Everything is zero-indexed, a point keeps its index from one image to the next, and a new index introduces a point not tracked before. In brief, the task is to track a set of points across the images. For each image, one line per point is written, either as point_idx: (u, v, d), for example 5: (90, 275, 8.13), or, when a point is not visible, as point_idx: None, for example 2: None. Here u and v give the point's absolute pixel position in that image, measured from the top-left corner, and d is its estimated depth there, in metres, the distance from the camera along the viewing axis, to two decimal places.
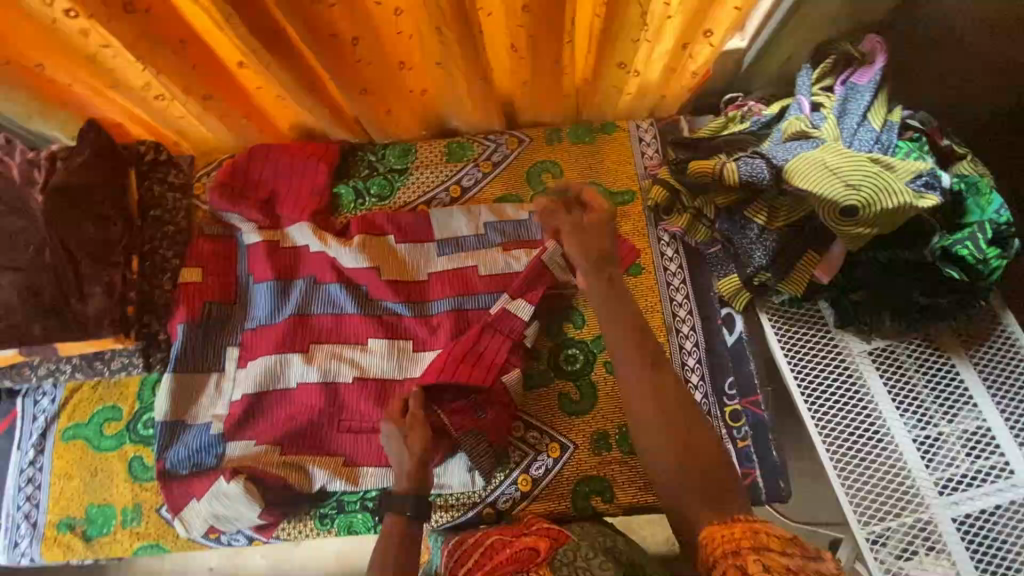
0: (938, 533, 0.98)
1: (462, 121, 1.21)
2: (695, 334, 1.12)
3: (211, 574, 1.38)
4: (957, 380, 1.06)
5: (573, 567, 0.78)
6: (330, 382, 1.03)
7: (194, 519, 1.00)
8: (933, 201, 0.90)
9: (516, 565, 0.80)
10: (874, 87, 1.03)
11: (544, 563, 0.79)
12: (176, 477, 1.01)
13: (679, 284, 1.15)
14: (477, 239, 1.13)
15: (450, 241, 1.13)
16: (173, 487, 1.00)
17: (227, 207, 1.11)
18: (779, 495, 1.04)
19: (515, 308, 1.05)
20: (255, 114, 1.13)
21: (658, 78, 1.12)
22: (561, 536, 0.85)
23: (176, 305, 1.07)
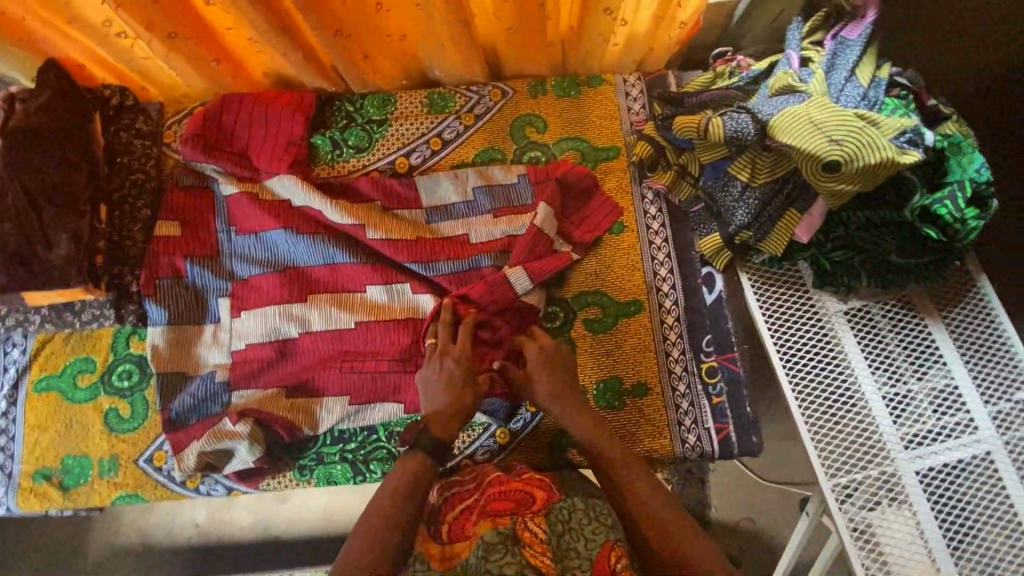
0: (902, 485, 1.01)
1: (442, 70, 1.17)
2: (675, 294, 1.12)
3: (197, 529, 1.40)
4: (929, 340, 1.08)
5: (567, 525, 0.89)
6: (325, 334, 1.05)
7: (189, 463, 0.99)
8: (915, 158, 0.90)
9: (512, 508, 0.90)
10: (864, 42, 1.00)
11: (539, 514, 0.89)
12: (182, 425, 1.02)
13: (661, 243, 1.14)
14: (466, 205, 1.13)
15: (439, 208, 1.13)
16: (179, 433, 1.01)
17: (200, 157, 1.08)
18: (751, 448, 1.07)
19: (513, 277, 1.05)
20: (226, 57, 1.08)
21: (647, 28, 1.08)
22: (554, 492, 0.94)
23: (160, 258, 1.06)
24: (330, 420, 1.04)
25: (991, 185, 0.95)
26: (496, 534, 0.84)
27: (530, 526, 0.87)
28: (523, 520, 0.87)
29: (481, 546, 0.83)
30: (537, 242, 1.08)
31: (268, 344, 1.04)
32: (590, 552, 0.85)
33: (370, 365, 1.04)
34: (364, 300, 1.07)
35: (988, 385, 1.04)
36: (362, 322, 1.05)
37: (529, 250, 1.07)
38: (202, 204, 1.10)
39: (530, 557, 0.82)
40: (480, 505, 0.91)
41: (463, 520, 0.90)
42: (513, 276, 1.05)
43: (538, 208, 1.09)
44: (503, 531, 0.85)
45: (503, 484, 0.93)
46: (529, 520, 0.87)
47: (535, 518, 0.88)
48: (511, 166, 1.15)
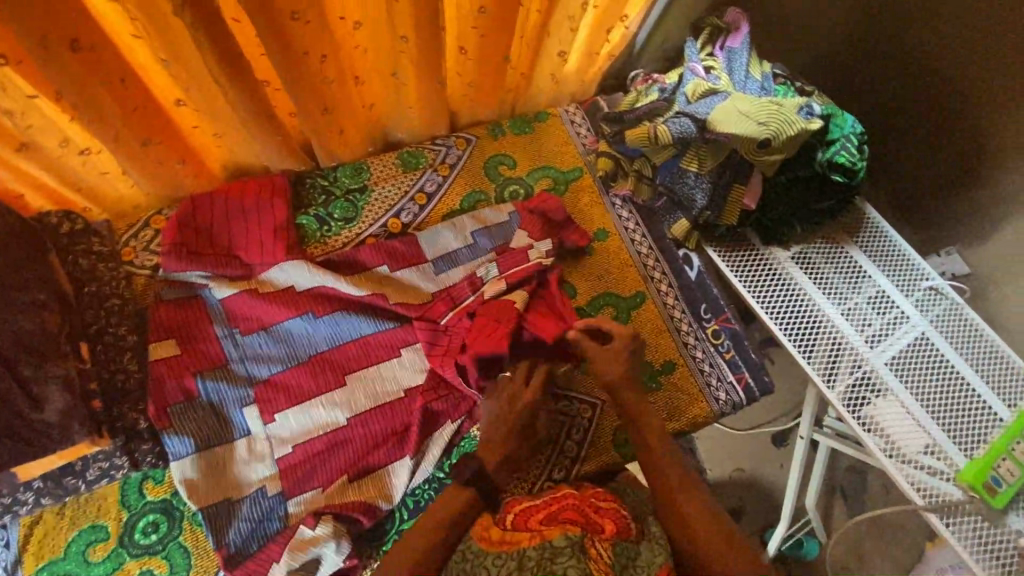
0: (880, 377, 1.25)
1: (408, 131, 1.23)
2: (667, 277, 1.28)
3: None
4: (853, 261, 1.37)
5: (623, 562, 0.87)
6: (379, 405, 1.04)
7: None
8: (818, 124, 1.16)
9: (581, 523, 0.90)
10: (747, 47, 1.27)
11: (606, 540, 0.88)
12: (245, 556, 0.91)
13: (640, 238, 1.30)
14: (469, 250, 1.19)
15: (444, 257, 1.17)
16: (245, 565, 0.90)
17: (187, 266, 1.02)
18: (767, 387, 1.23)
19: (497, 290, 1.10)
20: (193, 156, 1.02)
21: (578, 64, 1.25)
22: (623, 527, 0.92)
23: (166, 384, 0.95)
24: (402, 487, 1.00)
25: (864, 135, 1.26)
26: (565, 539, 0.84)
27: (596, 545, 0.87)
28: (591, 538, 0.88)
29: (548, 547, 0.84)
30: (530, 268, 1.13)
31: (317, 438, 1.00)
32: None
33: (428, 425, 1.05)
34: (401, 363, 1.08)
35: (902, 283, 1.35)
36: (410, 386, 1.06)
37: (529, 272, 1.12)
38: (198, 315, 1.02)
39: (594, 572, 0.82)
40: (550, 513, 0.92)
41: (530, 517, 0.91)
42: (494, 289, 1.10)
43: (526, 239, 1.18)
44: (571, 537, 0.85)
45: (586, 504, 0.94)
46: (596, 540, 0.87)
47: (601, 541, 0.88)
48: (498, 205, 1.23)
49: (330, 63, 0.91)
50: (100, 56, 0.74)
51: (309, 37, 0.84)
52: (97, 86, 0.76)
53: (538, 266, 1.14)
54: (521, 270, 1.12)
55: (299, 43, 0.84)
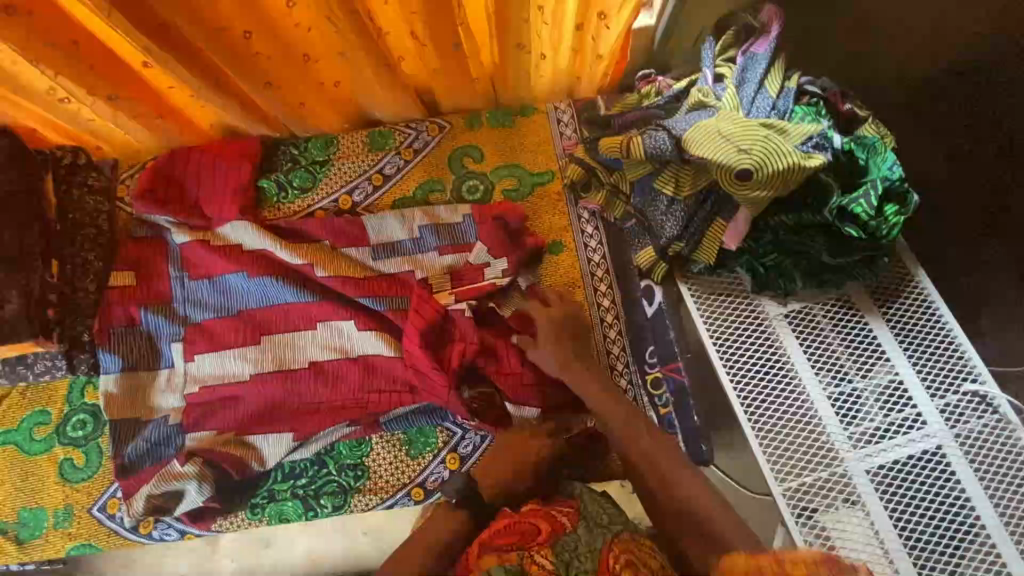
0: (853, 485, 1.00)
1: (382, 111, 1.23)
2: (615, 309, 1.16)
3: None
4: (870, 336, 1.10)
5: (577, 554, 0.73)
6: (285, 369, 1.10)
7: (137, 505, 1.03)
8: (817, 162, 0.92)
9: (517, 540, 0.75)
10: (769, 56, 1.05)
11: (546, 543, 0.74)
12: (134, 471, 1.05)
13: (599, 259, 1.18)
14: (413, 242, 1.17)
15: (385, 242, 1.17)
16: (129, 477, 1.04)
17: (152, 210, 1.14)
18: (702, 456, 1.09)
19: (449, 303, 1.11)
20: (171, 113, 1.13)
21: (567, 63, 1.14)
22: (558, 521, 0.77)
23: (113, 309, 1.11)
24: (277, 456, 1.07)
25: (904, 181, 1.00)
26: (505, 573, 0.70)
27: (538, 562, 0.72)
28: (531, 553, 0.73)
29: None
30: (484, 286, 1.12)
31: (220, 386, 1.09)
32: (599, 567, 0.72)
33: (321, 404, 1.09)
34: (314, 336, 1.12)
35: (932, 378, 1.06)
36: (314, 361, 1.10)
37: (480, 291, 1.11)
38: (156, 253, 1.16)
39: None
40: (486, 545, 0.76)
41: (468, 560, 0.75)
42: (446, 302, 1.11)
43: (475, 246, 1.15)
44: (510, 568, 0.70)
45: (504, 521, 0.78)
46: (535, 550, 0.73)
47: (541, 550, 0.74)
48: (455, 205, 1.19)
49: (255, 40, 0.94)
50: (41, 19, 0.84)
51: (228, 11, 0.88)
52: (46, 45, 0.87)
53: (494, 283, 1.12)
54: (473, 288, 1.12)
55: (215, 17, 0.88)
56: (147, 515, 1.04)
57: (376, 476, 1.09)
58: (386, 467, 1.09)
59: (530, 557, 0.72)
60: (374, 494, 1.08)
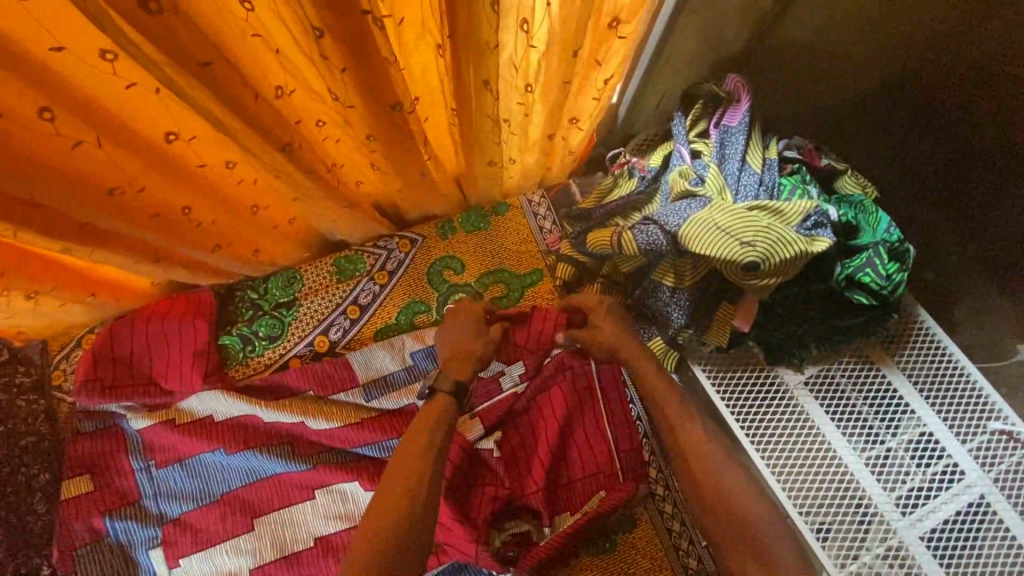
0: (911, 555, 0.97)
1: (346, 235, 1.11)
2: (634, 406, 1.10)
3: None
4: (890, 390, 1.07)
5: None
6: (289, 554, 0.98)
7: None
8: (826, 243, 0.90)
9: None
10: (746, 128, 1.03)
11: None
12: None
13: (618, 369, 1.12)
14: (407, 372, 1.07)
15: (376, 383, 1.06)
16: None
17: (104, 400, 1.01)
18: None
19: (469, 427, 1.05)
20: (104, 288, 0.98)
21: (537, 162, 1.07)
22: None
23: (73, 527, 0.96)
24: None
25: (902, 240, 0.99)
26: None
27: None
28: None
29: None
30: (502, 402, 1.07)
31: None
32: None
33: None
34: (314, 506, 1.00)
35: (959, 423, 1.04)
36: (320, 536, 0.98)
37: (501, 408, 1.06)
38: (114, 447, 1.01)
39: None
40: None
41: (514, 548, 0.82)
42: (469, 428, 1.05)
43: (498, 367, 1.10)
44: None
45: None
46: None
47: None
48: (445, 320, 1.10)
49: (197, 212, 0.83)
50: None
51: (160, 193, 0.76)
52: None
53: (512, 394, 1.07)
54: (495, 408, 1.06)
55: (146, 204, 0.76)
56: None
57: None
58: None
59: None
60: None
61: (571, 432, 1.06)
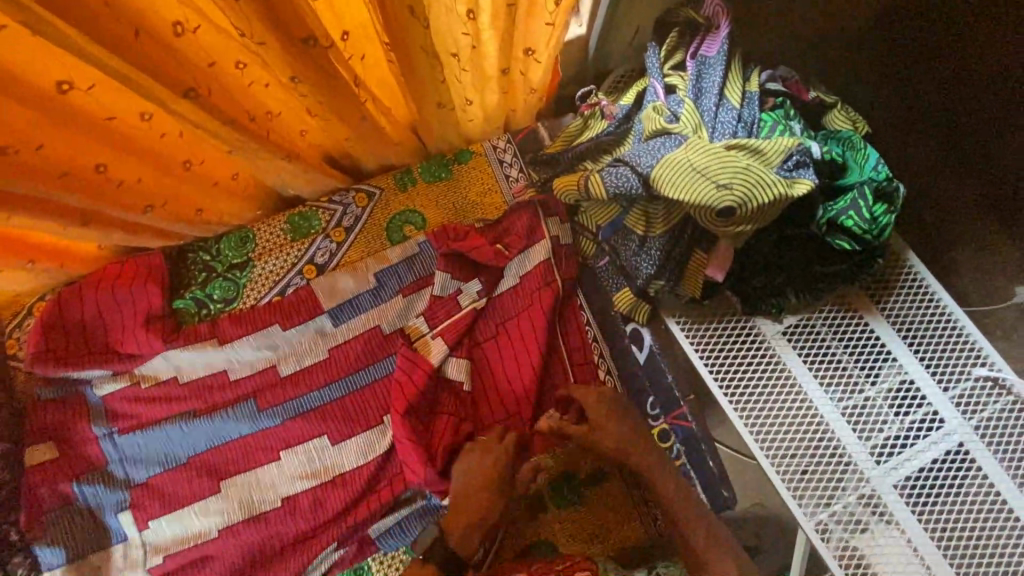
0: (883, 503, 0.96)
1: (299, 190, 1.05)
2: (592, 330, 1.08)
3: None
4: (873, 338, 1.03)
5: None
6: (257, 514, 0.98)
7: None
8: (808, 186, 0.82)
9: None
10: (725, 58, 0.93)
11: None
12: None
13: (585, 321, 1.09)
14: (372, 294, 1.05)
15: (342, 304, 1.04)
16: None
17: (59, 370, 0.98)
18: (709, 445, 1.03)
19: (430, 350, 1.02)
20: (42, 255, 0.93)
21: (499, 102, 0.98)
22: None
23: (40, 496, 0.96)
24: None
25: (891, 178, 0.91)
26: None
27: None
28: None
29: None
30: (462, 320, 1.03)
31: (188, 550, 0.96)
32: None
33: (309, 542, 0.96)
34: (281, 467, 0.99)
35: (942, 370, 1.00)
36: (287, 496, 0.98)
37: (463, 324, 1.03)
38: (75, 414, 0.99)
39: None
40: None
41: None
42: (432, 348, 1.02)
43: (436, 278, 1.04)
44: None
45: None
46: None
47: None
48: (405, 242, 1.07)
49: (116, 168, 0.77)
50: None
51: (70, 149, 0.70)
52: None
53: (472, 312, 1.04)
54: (458, 324, 1.03)
55: (52, 162, 0.69)
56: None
57: None
58: None
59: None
60: None
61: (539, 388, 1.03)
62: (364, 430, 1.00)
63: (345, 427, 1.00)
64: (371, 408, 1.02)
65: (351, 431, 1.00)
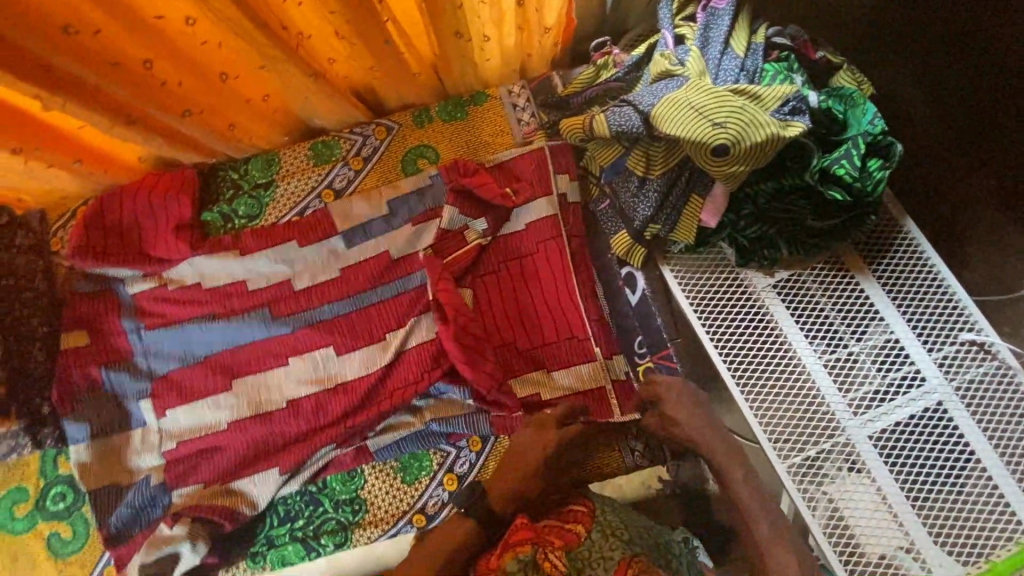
0: (856, 452, 0.99)
1: (323, 119, 1.12)
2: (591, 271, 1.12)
3: None
4: (863, 297, 1.05)
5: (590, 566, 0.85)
6: (264, 412, 1.05)
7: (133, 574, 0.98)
8: (799, 128, 0.86)
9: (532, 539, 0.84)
10: (733, 10, 0.97)
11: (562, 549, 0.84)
12: (123, 537, 1.00)
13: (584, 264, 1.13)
14: (384, 221, 1.11)
15: (356, 228, 1.11)
16: (119, 545, 1.00)
17: (97, 265, 1.07)
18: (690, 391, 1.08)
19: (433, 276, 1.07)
20: (89, 155, 1.02)
21: (515, 41, 1.04)
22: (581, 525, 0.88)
23: (72, 377, 1.05)
24: (266, 494, 1.02)
25: (887, 134, 0.94)
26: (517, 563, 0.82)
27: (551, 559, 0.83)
28: (545, 550, 0.84)
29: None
30: (469, 252, 1.09)
31: (199, 439, 1.04)
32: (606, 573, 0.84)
33: (307, 441, 1.04)
34: (288, 372, 1.06)
35: (928, 331, 1.02)
36: (292, 398, 1.05)
37: (468, 255, 1.09)
38: (108, 307, 1.09)
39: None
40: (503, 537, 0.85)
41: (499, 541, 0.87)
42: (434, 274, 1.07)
43: (445, 210, 1.09)
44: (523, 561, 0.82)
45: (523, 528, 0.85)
46: (550, 551, 0.84)
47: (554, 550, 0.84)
48: (418, 174, 1.13)
49: (160, 67, 0.85)
50: None
51: (123, 41, 0.78)
52: None
53: (477, 246, 1.09)
54: (462, 254, 1.08)
55: (105, 50, 0.78)
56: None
57: (374, 507, 1.04)
58: (383, 496, 1.04)
59: (544, 553, 0.83)
60: (375, 526, 1.03)
61: (532, 320, 1.08)
62: (366, 345, 1.07)
63: (349, 340, 1.07)
64: (374, 326, 1.08)
65: (353, 343, 1.07)
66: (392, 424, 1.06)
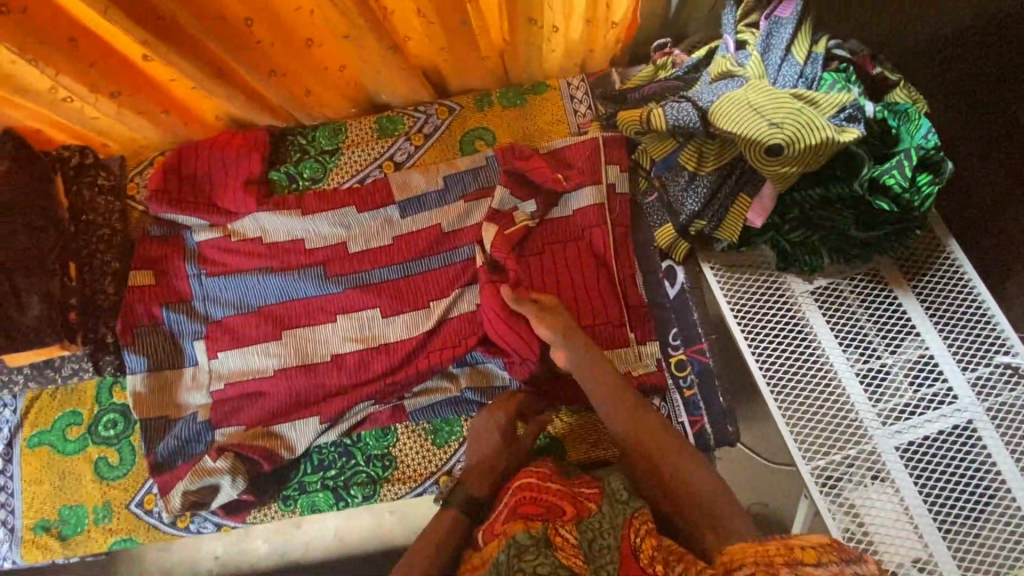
0: (881, 462, 0.99)
1: (390, 94, 1.19)
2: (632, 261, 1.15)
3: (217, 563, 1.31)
4: (900, 312, 1.06)
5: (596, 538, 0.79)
6: (309, 363, 1.10)
7: (174, 500, 1.04)
8: (854, 134, 0.89)
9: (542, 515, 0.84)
10: (796, 19, 1.00)
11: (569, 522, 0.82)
12: (169, 466, 1.07)
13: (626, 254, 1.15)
14: (438, 194, 1.16)
15: (411, 198, 1.16)
16: (165, 472, 1.07)
17: (168, 210, 1.14)
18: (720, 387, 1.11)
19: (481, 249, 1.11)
20: (176, 107, 1.09)
21: (581, 34, 1.09)
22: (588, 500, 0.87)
23: (136, 312, 1.12)
24: (306, 441, 1.07)
25: (939, 150, 0.96)
26: (528, 535, 0.77)
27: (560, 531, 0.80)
28: (555, 526, 0.81)
29: (514, 546, 0.76)
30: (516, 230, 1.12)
31: (245, 382, 1.10)
32: (616, 538, 0.79)
33: (348, 395, 1.09)
34: (335, 328, 1.12)
35: (964, 351, 1.02)
36: (337, 353, 1.11)
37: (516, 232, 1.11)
38: (175, 251, 1.16)
39: (562, 558, 0.76)
40: (512, 510, 0.86)
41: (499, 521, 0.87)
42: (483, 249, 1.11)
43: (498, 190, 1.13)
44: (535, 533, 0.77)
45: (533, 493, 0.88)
46: (560, 524, 0.81)
47: (564, 524, 0.81)
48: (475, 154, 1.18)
49: (258, 26, 0.91)
50: (39, 16, 0.81)
51: None
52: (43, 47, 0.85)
53: (525, 227, 1.12)
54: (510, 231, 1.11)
55: (212, 4, 0.85)
56: (185, 511, 1.05)
57: (402, 465, 1.09)
58: (413, 456, 1.09)
59: (554, 526, 0.80)
60: (402, 483, 1.08)
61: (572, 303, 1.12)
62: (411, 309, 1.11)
63: (396, 303, 1.12)
64: (419, 294, 1.12)
65: (399, 307, 1.11)
66: (428, 389, 1.10)
